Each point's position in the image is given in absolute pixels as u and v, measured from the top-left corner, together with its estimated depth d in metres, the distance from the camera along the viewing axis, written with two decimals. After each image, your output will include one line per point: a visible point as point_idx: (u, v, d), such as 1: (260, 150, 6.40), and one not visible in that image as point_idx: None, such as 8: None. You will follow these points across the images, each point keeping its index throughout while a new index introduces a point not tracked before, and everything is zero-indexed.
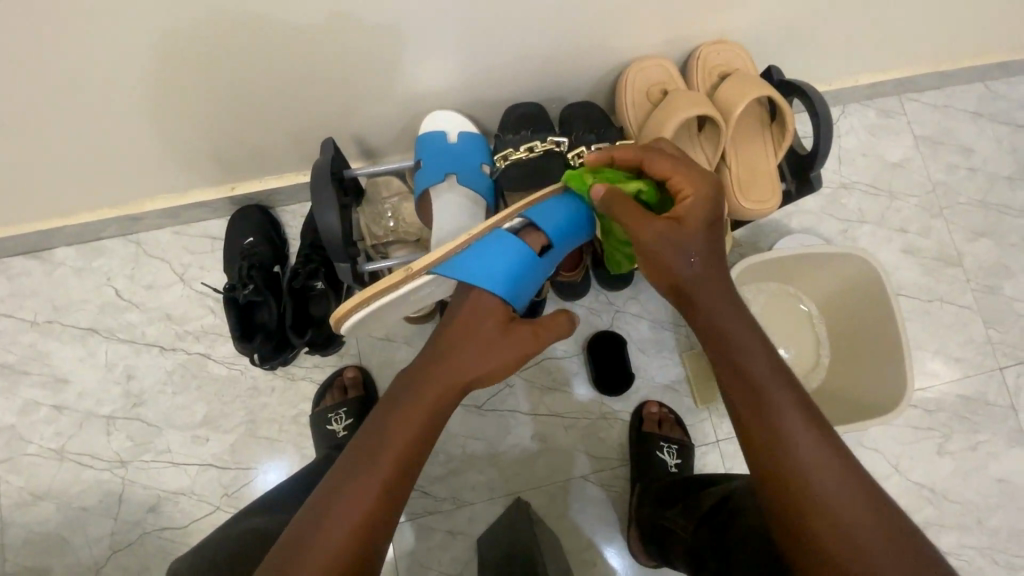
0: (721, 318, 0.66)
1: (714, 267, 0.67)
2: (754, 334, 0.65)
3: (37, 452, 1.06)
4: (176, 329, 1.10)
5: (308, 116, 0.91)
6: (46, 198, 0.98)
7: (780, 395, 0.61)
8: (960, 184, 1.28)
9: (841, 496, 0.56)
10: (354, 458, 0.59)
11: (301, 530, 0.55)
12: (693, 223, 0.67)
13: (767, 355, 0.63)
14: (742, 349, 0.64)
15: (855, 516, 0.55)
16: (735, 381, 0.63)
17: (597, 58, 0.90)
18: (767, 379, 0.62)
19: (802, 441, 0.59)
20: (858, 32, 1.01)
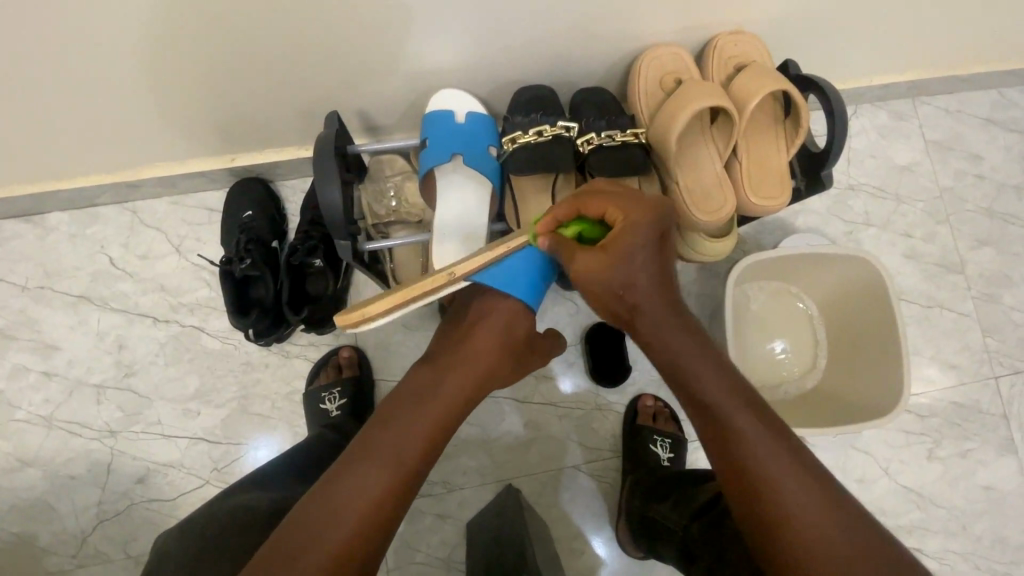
0: (673, 338, 0.65)
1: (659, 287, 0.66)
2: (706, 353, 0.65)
3: (26, 418, 1.04)
4: (170, 300, 1.09)
5: (313, 88, 0.88)
6: (42, 161, 0.96)
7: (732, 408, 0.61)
8: (967, 191, 1.27)
9: (803, 503, 0.55)
10: (371, 443, 0.60)
11: (295, 534, 0.53)
12: (616, 248, 0.64)
13: (720, 372, 0.63)
14: (694, 368, 0.64)
15: (811, 520, 0.54)
16: (689, 402, 0.65)
17: (611, 42, 0.88)
18: (720, 396, 0.62)
19: (763, 451, 0.58)
20: (878, 30, 0.99)
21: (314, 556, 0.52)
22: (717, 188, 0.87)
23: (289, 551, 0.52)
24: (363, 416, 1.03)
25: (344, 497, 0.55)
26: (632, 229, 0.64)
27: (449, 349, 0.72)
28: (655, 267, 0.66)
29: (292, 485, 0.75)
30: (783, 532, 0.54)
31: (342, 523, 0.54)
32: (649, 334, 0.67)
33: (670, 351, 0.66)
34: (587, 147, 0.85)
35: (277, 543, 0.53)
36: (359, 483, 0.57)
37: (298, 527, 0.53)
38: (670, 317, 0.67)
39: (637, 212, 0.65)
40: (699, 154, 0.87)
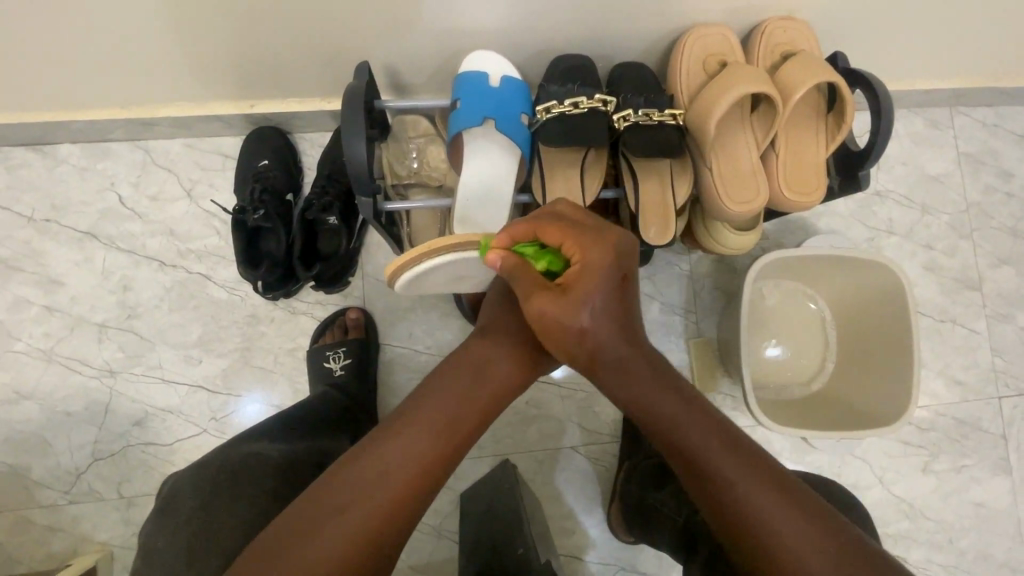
0: (632, 380, 0.60)
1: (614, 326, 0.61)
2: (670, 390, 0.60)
3: (25, 351, 1.03)
4: (178, 246, 1.07)
5: (343, 36, 0.85)
6: (56, 87, 0.92)
7: (721, 457, 0.55)
8: (994, 208, 1.25)
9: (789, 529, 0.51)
10: (415, 414, 0.59)
11: (318, 504, 0.52)
12: (577, 290, 0.59)
13: (691, 409, 0.59)
14: (681, 419, 0.58)
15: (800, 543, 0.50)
16: (673, 457, 0.58)
17: (658, 16, 0.84)
18: (693, 431, 0.57)
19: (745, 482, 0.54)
20: (934, 29, 0.95)
21: (352, 518, 0.51)
22: (752, 178, 0.84)
23: (328, 507, 0.52)
24: (366, 378, 1.02)
25: (386, 463, 0.55)
26: (598, 269, 0.59)
27: (507, 323, 0.69)
28: (612, 308, 0.60)
29: (294, 439, 0.74)
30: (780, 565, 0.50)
31: (382, 491, 0.53)
32: (618, 389, 0.61)
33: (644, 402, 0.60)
34: (623, 123, 0.82)
35: (315, 496, 0.53)
36: (404, 452, 0.56)
37: (340, 484, 0.53)
38: (639, 360, 0.61)
39: (599, 243, 0.60)
40: (737, 142, 0.85)
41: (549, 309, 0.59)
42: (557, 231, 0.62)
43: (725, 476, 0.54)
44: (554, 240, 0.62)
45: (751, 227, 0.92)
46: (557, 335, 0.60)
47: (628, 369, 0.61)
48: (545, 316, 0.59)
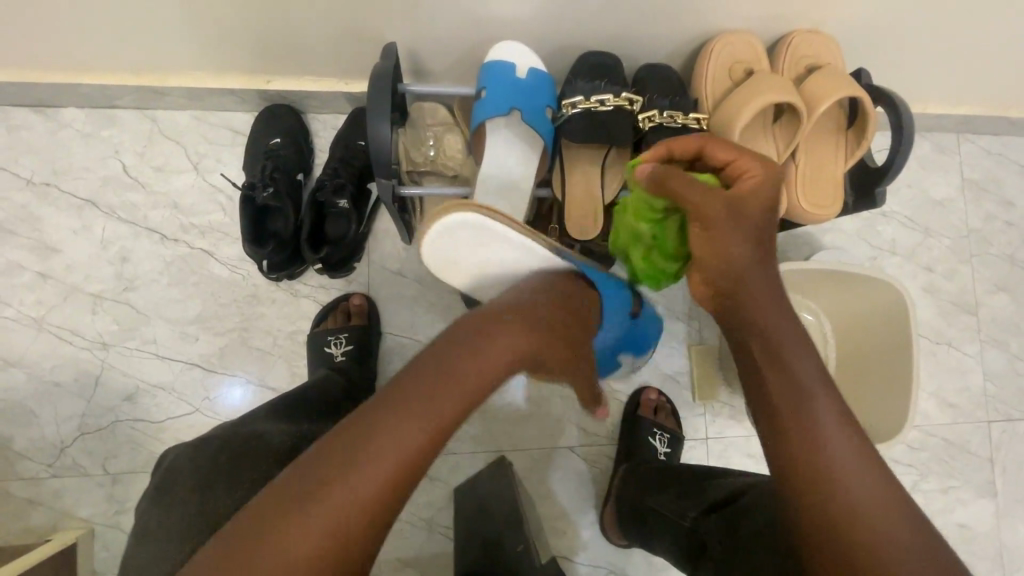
0: (763, 305, 0.58)
1: (763, 255, 0.58)
2: (794, 326, 0.58)
3: (15, 318, 1.00)
4: (182, 219, 1.04)
5: (369, 16, 0.83)
6: (67, 47, 0.89)
7: (825, 409, 0.55)
8: (994, 235, 1.27)
9: (867, 491, 0.51)
10: (410, 389, 0.51)
11: (288, 489, 0.46)
12: (755, 210, 0.57)
13: (808, 350, 0.57)
14: (789, 346, 0.56)
15: (874, 502, 0.51)
16: (772, 381, 0.56)
17: (686, 19, 0.84)
18: (806, 370, 0.56)
19: (837, 437, 0.53)
20: (954, 53, 0.96)
21: (325, 507, 0.45)
22: None
23: (297, 497, 0.46)
24: (367, 365, 1.01)
25: (368, 446, 0.48)
26: (756, 200, 0.57)
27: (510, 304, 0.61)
28: (755, 236, 0.58)
29: (297, 421, 0.73)
30: (847, 505, 0.50)
31: (360, 488, 0.46)
32: (746, 302, 0.58)
33: (772, 330, 0.57)
34: (647, 124, 0.81)
35: (291, 480, 0.47)
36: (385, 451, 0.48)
37: (328, 463, 0.47)
38: (773, 295, 0.58)
39: (742, 191, 0.57)
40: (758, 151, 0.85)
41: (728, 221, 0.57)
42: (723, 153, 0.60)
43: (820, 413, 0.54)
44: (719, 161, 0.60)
45: None
46: (716, 245, 0.57)
47: (757, 291, 0.58)
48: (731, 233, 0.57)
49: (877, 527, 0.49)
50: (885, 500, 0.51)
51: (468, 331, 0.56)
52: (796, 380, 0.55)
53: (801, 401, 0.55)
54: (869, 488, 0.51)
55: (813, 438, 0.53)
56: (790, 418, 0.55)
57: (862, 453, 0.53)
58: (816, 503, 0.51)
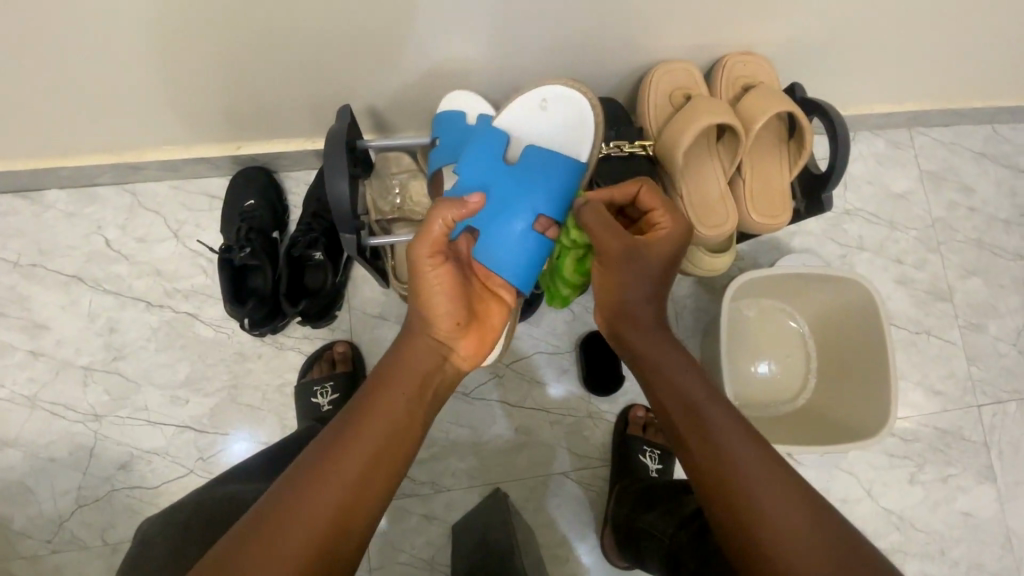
0: (652, 347, 0.72)
1: (657, 294, 0.74)
2: (681, 356, 0.71)
3: (9, 397, 1.03)
4: (165, 286, 1.08)
5: (326, 80, 0.88)
6: (45, 135, 0.94)
7: (717, 416, 0.65)
8: (959, 222, 1.30)
9: (761, 481, 0.59)
10: (360, 425, 0.60)
11: (260, 526, 0.52)
12: (659, 249, 0.71)
13: (695, 373, 0.69)
14: (678, 374, 0.69)
15: (766, 490, 0.58)
16: (672, 405, 0.68)
17: (625, 53, 0.89)
18: (697, 392, 0.67)
19: (730, 438, 0.62)
20: (887, 57, 1.00)
21: (297, 530, 0.52)
22: (721, 204, 0.90)
23: (272, 527, 0.51)
24: None
25: (330, 475, 0.56)
26: (666, 244, 0.71)
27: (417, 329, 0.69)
28: (654, 277, 0.72)
29: None
30: (744, 499, 0.58)
31: (326, 509, 0.54)
32: (643, 344, 0.73)
33: (662, 363, 0.70)
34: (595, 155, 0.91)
35: (262, 519, 0.52)
36: (328, 483, 0.55)
37: (294, 495, 0.54)
38: (661, 337, 0.73)
39: (652, 241, 0.71)
40: (708, 170, 0.91)
41: (629, 257, 0.70)
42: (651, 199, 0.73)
43: (714, 422, 0.64)
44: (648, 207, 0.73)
45: (727, 248, 0.95)
46: (613, 277, 0.73)
47: (650, 333, 0.73)
48: (621, 266, 0.72)
49: (768, 510, 0.57)
50: (778, 482, 0.59)
51: (394, 370, 0.65)
52: (689, 400, 0.67)
53: (690, 415, 0.66)
54: (761, 477, 0.59)
55: (709, 444, 0.63)
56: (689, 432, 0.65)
57: (758, 450, 0.61)
58: (723, 502, 0.59)
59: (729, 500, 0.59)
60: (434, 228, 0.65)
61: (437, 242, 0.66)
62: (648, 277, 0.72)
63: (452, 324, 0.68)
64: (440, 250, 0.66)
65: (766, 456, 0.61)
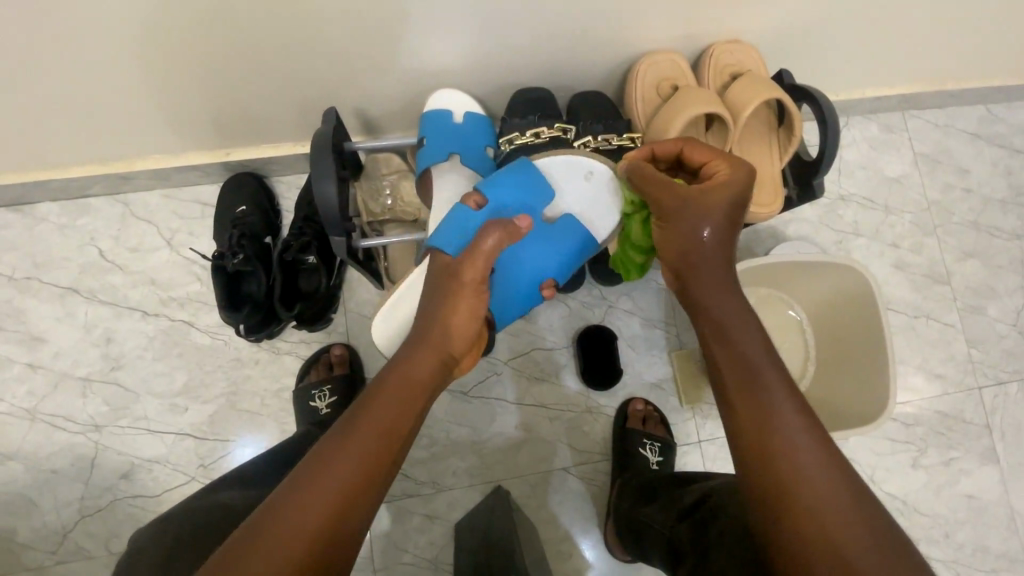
0: (717, 302, 0.68)
1: (722, 251, 0.70)
2: (746, 315, 0.68)
3: (8, 411, 1.03)
4: (160, 294, 1.08)
5: (312, 83, 0.88)
6: (33, 148, 0.94)
7: (777, 384, 0.62)
8: (955, 204, 1.29)
9: (810, 466, 0.57)
10: (360, 424, 0.60)
11: (256, 533, 0.51)
12: (721, 198, 0.70)
13: (758, 336, 0.66)
14: (737, 334, 0.66)
15: (815, 473, 0.56)
16: (728, 362, 0.65)
17: (612, 46, 0.89)
18: (759, 357, 0.64)
19: (785, 411, 0.60)
20: (876, 41, 1.00)
21: (295, 535, 0.51)
22: None
23: (269, 533, 0.51)
24: None
25: (330, 477, 0.55)
26: (728, 198, 0.70)
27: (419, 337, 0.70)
28: (718, 232, 0.70)
29: None
30: (792, 475, 0.57)
31: (324, 512, 0.53)
32: (705, 299, 0.69)
33: (723, 320, 0.67)
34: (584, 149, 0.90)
35: (258, 526, 0.52)
36: (328, 485, 0.55)
37: (289, 500, 0.54)
38: (727, 294, 0.69)
39: (713, 187, 0.71)
40: None
41: (692, 198, 0.70)
42: (701, 151, 0.75)
43: (771, 388, 0.62)
44: (700, 160, 0.75)
45: None
46: (675, 228, 0.71)
47: (716, 289, 0.69)
48: (683, 206, 0.71)
49: (813, 493, 0.55)
50: (827, 472, 0.56)
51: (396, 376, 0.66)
52: (748, 361, 0.64)
53: (744, 379, 0.63)
54: (809, 463, 0.57)
55: (763, 410, 0.61)
56: (739, 395, 0.63)
57: (810, 431, 0.59)
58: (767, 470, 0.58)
59: (777, 472, 0.57)
60: (485, 250, 0.73)
61: (482, 266, 0.73)
62: (709, 235, 0.70)
63: (463, 338, 0.71)
64: (486, 275, 0.73)
65: (821, 442, 0.59)
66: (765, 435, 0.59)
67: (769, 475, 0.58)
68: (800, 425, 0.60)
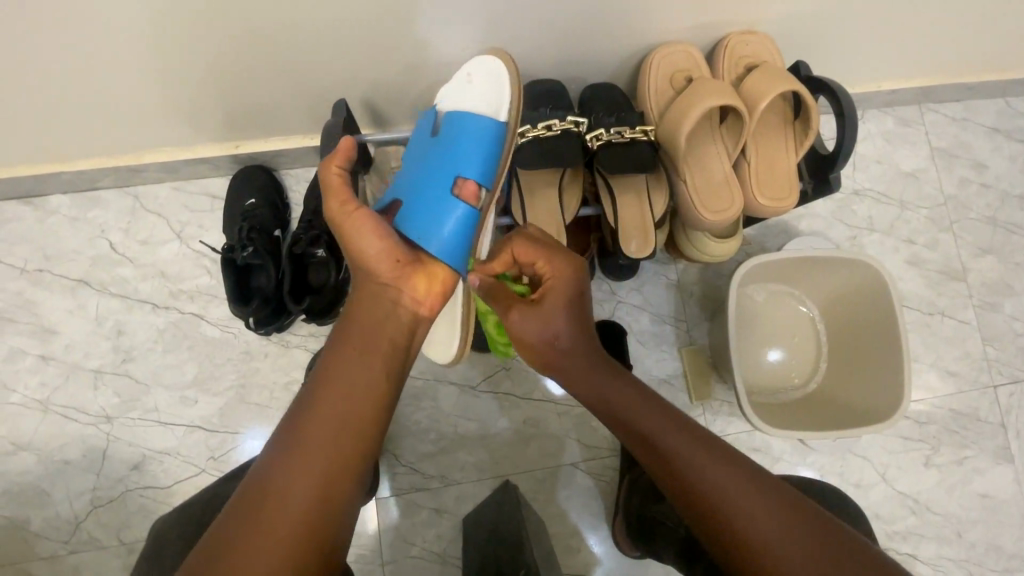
0: (594, 381, 0.69)
1: (579, 320, 0.71)
2: (624, 381, 0.69)
3: (22, 402, 1.04)
4: (170, 287, 1.08)
5: (323, 76, 0.87)
6: (44, 141, 0.94)
7: (679, 444, 0.63)
8: (972, 200, 1.27)
9: (748, 511, 0.58)
10: (320, 406, 0.63)
11: (240, 517, 0.56)
12: (555, 304, 0.70)
13: (643, 399, 0.67)
14: (629, 406, 0.67)
15: (756, 517, 0.58)
16: (632, 442, 0.66)
17: (625, 38, 0.88)
18: (652, 424, 0.65)
19: (699, 469, 0.61)
20: (895, 33, 0.98)
21: (273, 512, 0.57)
22: (726, 188, 0.89)
23: (251, 515, 0.57)
24: None
25: (297, 464, 0.60)
26: (563, 290, 0.70)
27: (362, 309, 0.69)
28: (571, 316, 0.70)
29: None
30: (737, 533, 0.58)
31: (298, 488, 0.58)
32: (581, 380, 0.70)
33: (607, 399, 0.68)
34: (596, 142, 0.88)
35: (243, 512, 0.57)
36: (297, 467, 0.59)
37: (264, 486, 0.59)
38: (597, 365, 0.70)
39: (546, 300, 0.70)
40: (711, 154, 0.90)
41: (527, 319, 0.70)
42: (529, 252, 0.72)
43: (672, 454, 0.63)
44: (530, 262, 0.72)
45: (732, 234, 0.96)
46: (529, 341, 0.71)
47: (589, 367, 0.70)
48: (527, 329, 0.70)
49: (767, 540, 0.57)
50: (764, 507, 0.58)
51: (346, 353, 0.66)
52: (646, 433, 0.65)
53: (656, 455, 0.64)
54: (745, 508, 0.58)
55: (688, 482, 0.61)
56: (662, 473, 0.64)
57: (729, 473, 0.61)
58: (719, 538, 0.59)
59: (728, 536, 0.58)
60: (331, 180, 0.70)
61: (343, 193, 0.69)
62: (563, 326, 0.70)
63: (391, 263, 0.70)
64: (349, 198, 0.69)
65: (741, 479, 0.60)
66: (697, 504, 0.61)
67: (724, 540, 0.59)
68: (720, 471, 0.61)
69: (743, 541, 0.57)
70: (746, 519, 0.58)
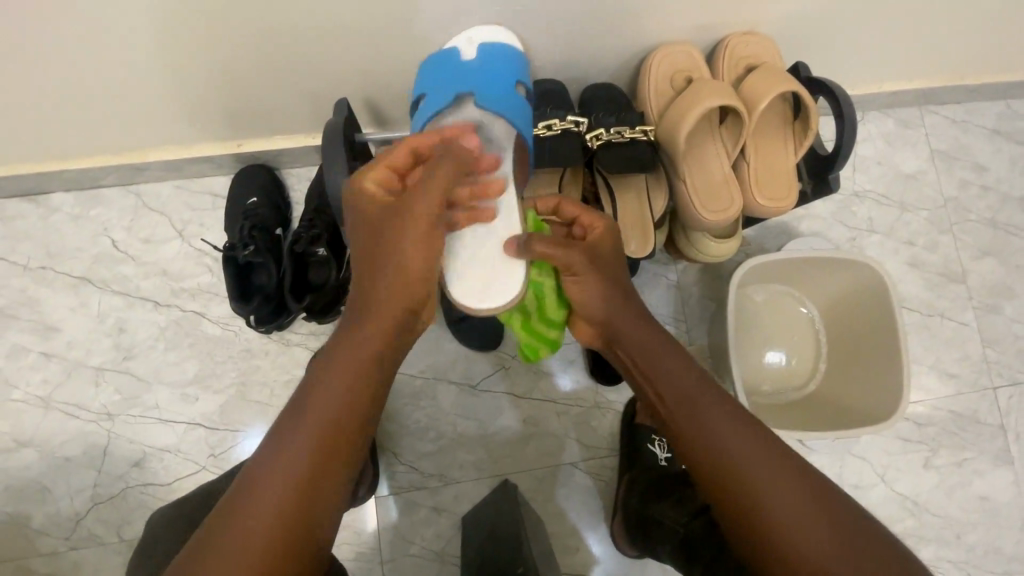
0: (639, 345, 0.77)
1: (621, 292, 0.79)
2: (670, 349, 0.76)
3: (23, 399, 1.04)
4: (172, 285, 1.09)
5: (325, 75, 0.88)
6: (49, 138, 0.95)
7: (708, 411, 0.69)
8: (972, 202, 1.27)
9: (766, 479, 0.62)
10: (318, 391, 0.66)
11: (238, 495, 0.60)
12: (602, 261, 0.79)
13: (686, 366, 0.74)
14: (669, 369, 0.74)
15: (772, 485, 0.62)
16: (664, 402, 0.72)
17: (625, 38, 0.88)
18: (691, 387, 0.71)
19: (724, 434, 0.66)
20: (895, 35, 0.98)
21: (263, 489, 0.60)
22: (726, 188, 0.89)
23: (247, 493, 0.60)
24: None
25: (293, 446, 0.63)
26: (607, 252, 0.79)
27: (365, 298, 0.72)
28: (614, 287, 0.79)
29: None
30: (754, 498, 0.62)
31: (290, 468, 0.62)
32: (629, 344, 0.77)
33: (650, 361, 0.75)
34: (596, 142, 0.88)
35: (242, 492, 0.61)
36: (291, 449, 0.63)
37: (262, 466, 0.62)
38: (648, 334, 0.77)
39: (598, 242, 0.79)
40: (711, 153, 0.90)
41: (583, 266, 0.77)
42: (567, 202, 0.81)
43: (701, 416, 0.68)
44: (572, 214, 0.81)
45: (730, 234, 0.96)
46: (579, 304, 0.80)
47: (636, 335, 0.77)
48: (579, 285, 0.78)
49: (779, 510, 0.60)
50: (782, 480, 0.62)
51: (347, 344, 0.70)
52: (680, 395, 0.71)
53: (686, 413, 0.70)
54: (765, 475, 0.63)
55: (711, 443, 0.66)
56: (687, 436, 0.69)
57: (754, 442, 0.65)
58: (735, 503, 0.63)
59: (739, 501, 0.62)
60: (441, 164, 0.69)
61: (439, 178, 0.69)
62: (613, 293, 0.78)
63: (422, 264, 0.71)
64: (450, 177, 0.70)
65: (764, 449, 0.65)
66: (719, 468, 0.65)
67: (737, 505, 0.63)
68: (743, 441, 0.65)
69: (759, 510, 0.61)
70: (765, 486, 0.62)
